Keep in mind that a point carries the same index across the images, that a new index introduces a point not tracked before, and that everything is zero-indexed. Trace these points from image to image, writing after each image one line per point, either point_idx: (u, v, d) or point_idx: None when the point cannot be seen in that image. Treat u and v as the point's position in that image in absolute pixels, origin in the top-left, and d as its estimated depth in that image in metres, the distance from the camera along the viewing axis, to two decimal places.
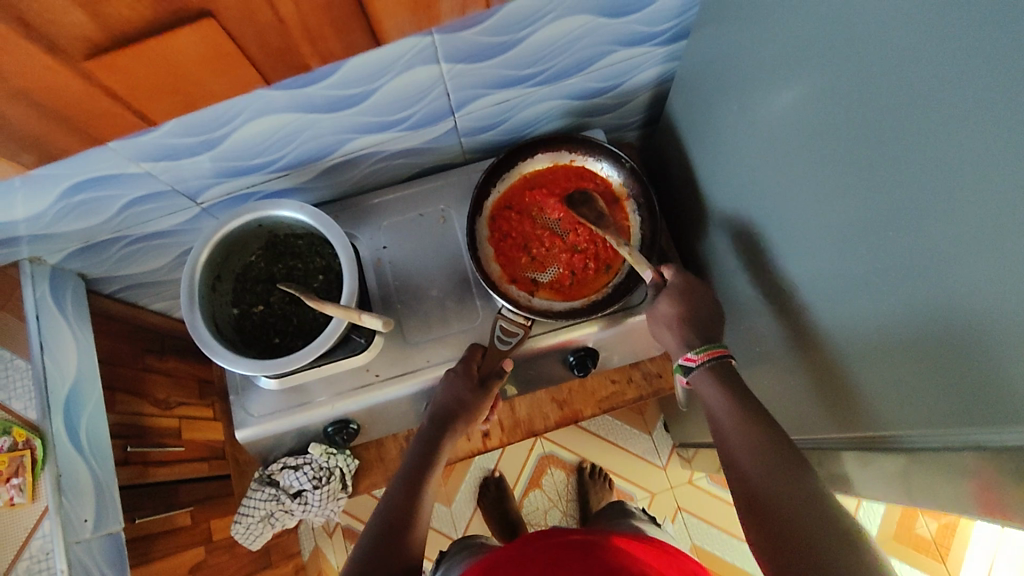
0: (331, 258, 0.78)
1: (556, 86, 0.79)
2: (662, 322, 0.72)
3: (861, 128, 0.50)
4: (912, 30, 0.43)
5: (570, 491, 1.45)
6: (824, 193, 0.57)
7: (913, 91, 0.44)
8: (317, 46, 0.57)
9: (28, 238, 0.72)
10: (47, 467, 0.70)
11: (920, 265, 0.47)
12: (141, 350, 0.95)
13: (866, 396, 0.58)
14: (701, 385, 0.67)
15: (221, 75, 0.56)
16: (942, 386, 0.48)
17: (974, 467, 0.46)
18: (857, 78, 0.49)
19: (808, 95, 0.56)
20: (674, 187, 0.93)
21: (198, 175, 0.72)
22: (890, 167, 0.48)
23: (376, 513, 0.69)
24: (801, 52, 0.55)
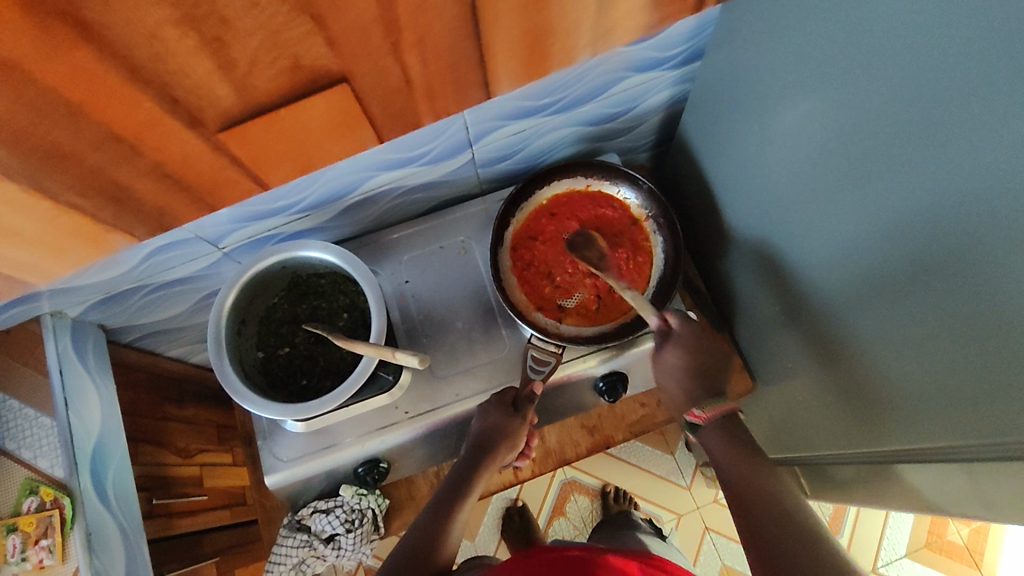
0: (355, 295, 0.77)
1: (571, 114, 0.79)
2: (668, 371, 0.74)
3: (891, 141, 0.50)
4: (940, 43, 0.43)
5: (595, 517, 1.42)
6: (855, 208, 0.57)
7: (945, 104, 0.44)
8: (433, 103, 0.62)
9: (48, 293, 0.71)
10: (76, 525, 0.68)
11: (962, 276, 0.47)
12: (161, 400, 0.93)
13: (909, 412, 0.57)
14: (707, 438, 0.70)
15: (339, 131, 0.61)
16: (992, 400, 0.47)
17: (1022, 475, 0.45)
18: (882, 92, 0.49)
19: (832, 113, 0.56)
20: (690, 206, 0.93)
21: (219, 221, 0.71)
22: (925, 179, 0.48)
23: (404, 535, 0.68)
24: (821, 70, 0.56)
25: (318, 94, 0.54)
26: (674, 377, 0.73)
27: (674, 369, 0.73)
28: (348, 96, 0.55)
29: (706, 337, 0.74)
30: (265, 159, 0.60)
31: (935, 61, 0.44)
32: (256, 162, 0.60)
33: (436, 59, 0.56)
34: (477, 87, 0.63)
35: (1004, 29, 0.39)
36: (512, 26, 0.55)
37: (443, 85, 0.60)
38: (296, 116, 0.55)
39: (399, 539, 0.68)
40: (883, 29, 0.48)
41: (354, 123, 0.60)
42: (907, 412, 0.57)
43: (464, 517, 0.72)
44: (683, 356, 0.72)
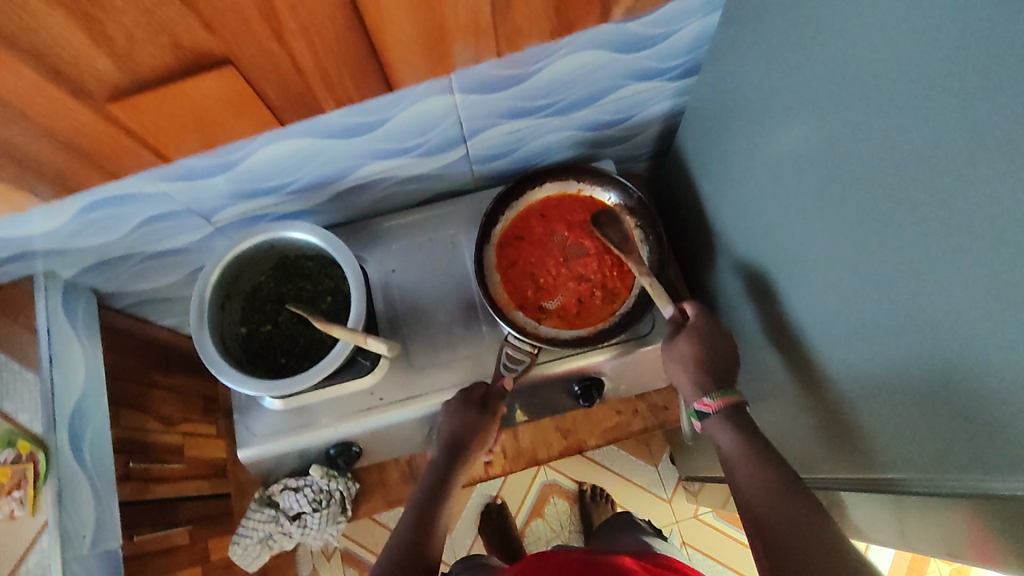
0: (339, 279, 0.78)
1: (567, 117, 0.80)
2: (677, 360, 0.73)
3: (857, 170, 0.50)
4: (902, 74, 0.43)
5: (573, 521, 1.43)
6: (829, 234, 0.57)
7: (903, 137, 0.44)
8: (332, 91, 0.60)
9: (43, 253, 0.74)
10: (49, 479, 0.70)
11: (916, 309, 0.46)
12: (147, 366, 0.95)
13: (868, 438, 0.57)
14: (718, 431, 0.68)
15: (241, 115, 0.60)
16: (936, 434, 0.47)
17: (965, 513, 0.46)
18: (850, 119, 0.49)
19: (811, 137, 0.56)
20: (683, 218, 0.93)
21: (212, 195, 0.73)
22: (885, 210, 0.47)
23: (388, 547, 0.69)
24: (802, 92, 0.55)
25: (211, 74, 0.53)
26: (681, 367, 0.72)
27: (683, 360, 0.71)
28: (239, 79, 0.55)
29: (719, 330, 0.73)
30: (165, 132, 0.59)
31: (897, 92, 0.44)
32: (156, 133, 0.59)
33: (325, 46, 0.54)
34: (376, 79, 0.61)
35: (964, 65, 0.38)
36: (406, 13, 0.53)
37: (342, 73, 0.58)
38: (185, 92, 0.55)
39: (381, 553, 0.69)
40: (856, 56, 0.47)
41: (252, 105, 0.59)
42: (868, 438, 0.57)
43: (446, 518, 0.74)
44: (694, 348, 0.71)
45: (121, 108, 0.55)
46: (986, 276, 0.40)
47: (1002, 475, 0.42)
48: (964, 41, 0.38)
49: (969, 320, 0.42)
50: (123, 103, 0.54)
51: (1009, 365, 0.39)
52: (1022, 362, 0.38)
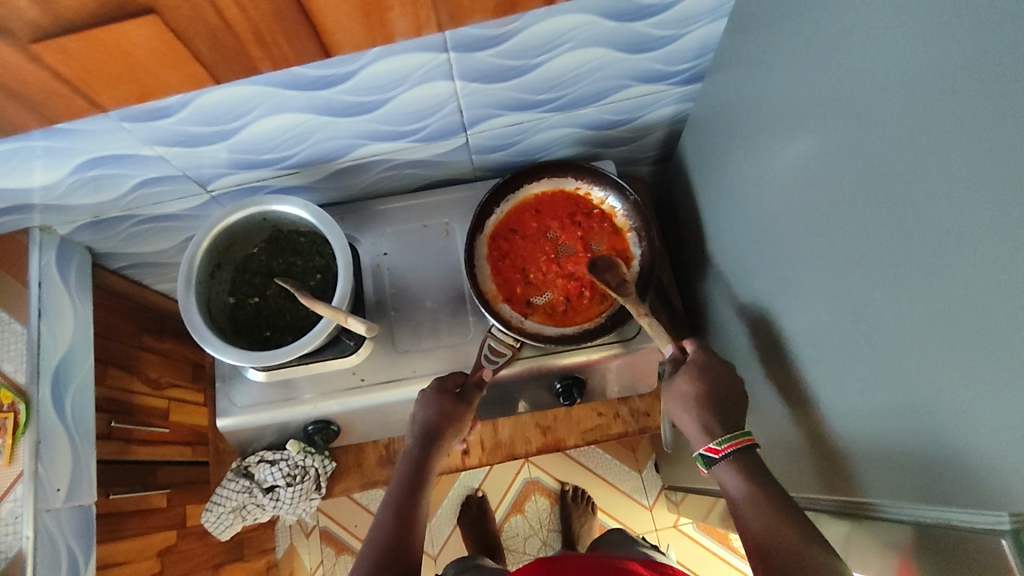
0: (330, 258, 0.78)
1: (570, 114, 0.80)
2: (680, 402, 0.68)
3: (854, 188, 0.49)
4: (910, 95, 0.42)
5: (552, 520, 1.43)
6: (815, 249, 0.56)
7: (904, 158, 0.43)
8: (269, 52, 0.56)
9: (41, 207, 0.75)
10: (28, 431, 0.71)
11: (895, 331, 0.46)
12: (139, 329, 0.96)
13: (847, 460, 0.56)
14: (727, 478, 0.62)
15: (175, 69, 0.55)
16: (918, 464, 0.47)
17: (946, 545, 0.45)
18: (854, 136, 0.49)
19: (805, 150, 0.56)
20: (682, 225, 0.92)
21: (212, 163, 0.74)
22: (878, 231, 0.47)
23: (368, 540, 0.67)
24: (807, 106, 0.55)
25: (134, 22, 0.49)
26: (685, 407, 0.67)
27: (685, 398, 0.67)
28: (166, 31, 0.51)
29: (722, 369, 0.69)
30: (97, 83, 0.55)
31: (902, 113, 0.43)
32: (87, 83, 0.55)
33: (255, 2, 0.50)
34: (312, 41, 0.56)
35: (969, 89, 0.38)
36: None
37: (275, 32, 0.54)
38: (114, 38, 0.50)
39: (359, 553, 0.65)
40: (866, 72, 0.47)
41: (185, 58, 0.54)
42: (848, 462, 0.56)
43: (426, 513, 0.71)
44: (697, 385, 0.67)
45: (48, 52, 0.50)
46: (970, 305, 0.39)
47: (978, 509, 0.41)
48: (973, 65, 0.37)
49: (952, 349, 0.41)
50: (49, 47, 0.50)
51: (986, 395, 0.39)
52: (999, 391, 0.38)
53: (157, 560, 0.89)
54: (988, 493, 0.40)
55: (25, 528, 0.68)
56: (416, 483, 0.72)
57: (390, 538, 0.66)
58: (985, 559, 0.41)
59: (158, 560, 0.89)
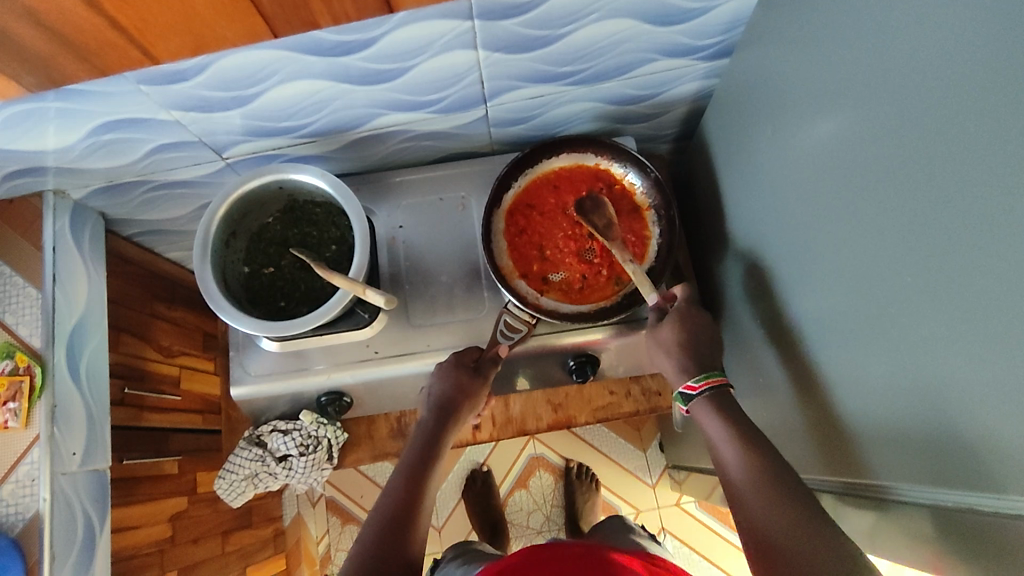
0: (346, 229, 0.78)
1: (592, 88, 0.78)
2: (660, 346, 0.71)
3: (876, 172, 0.48)
4: (938, 79, 0.41)
5: (555, 495, 1.44)
6: (836, 232, 0.56)
7: (930, 143, 0.42)
8: (332, 6, 0.53)
9: (55, 169, 0.74)
10: (43, 395, 0.71)
11: (917, 316, 0.46)
12: (151, 297, 0.96)
13: (863, 443, 0.56)
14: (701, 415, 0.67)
15: (234, 21, 0.53)
16: (935, 449, 0.47)
17: (964, 529, 0.45)
18: (880, 117, 0.48)
19: (830, 130, 0.55)
20: (701, 204, 0.91)
21: (228, 129, 0.73)
22: (902, 216, 0.46)
23: (377, 506, 0.68)
24: (834, 86, 0.53)
25: None
26: (666, 352, 0.71)
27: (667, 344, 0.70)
28: None
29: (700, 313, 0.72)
30: (152, 34, 0.53)
31: (931, 97, 0.42)
32: (139, 32, 0.52)
33: None
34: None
35: (1001, 74, 0.37)
36: None
37: None
38: None
39: (365, 522, 0.66)
40: (896, 54, 0.45)
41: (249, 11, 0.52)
42: (860, 446, 0.56)
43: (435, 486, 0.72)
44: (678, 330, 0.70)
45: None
46: (994, 295, 0.39)
47: (998, 495, 0.41)
48: (1006, 47, 0.36)
49: (972, 339, 0.41)
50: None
51: (1005, 384, 0.39)
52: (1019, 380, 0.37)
53: (169, 525, 0.90)
54: (1005, 479, 0.40)
55: (42, 490, 0.69)
56: (427, 455, 0.72)
57: (399, 509, 0.66)
58: (1009, 546, 0.41)
59: (170, 525, 0.90)
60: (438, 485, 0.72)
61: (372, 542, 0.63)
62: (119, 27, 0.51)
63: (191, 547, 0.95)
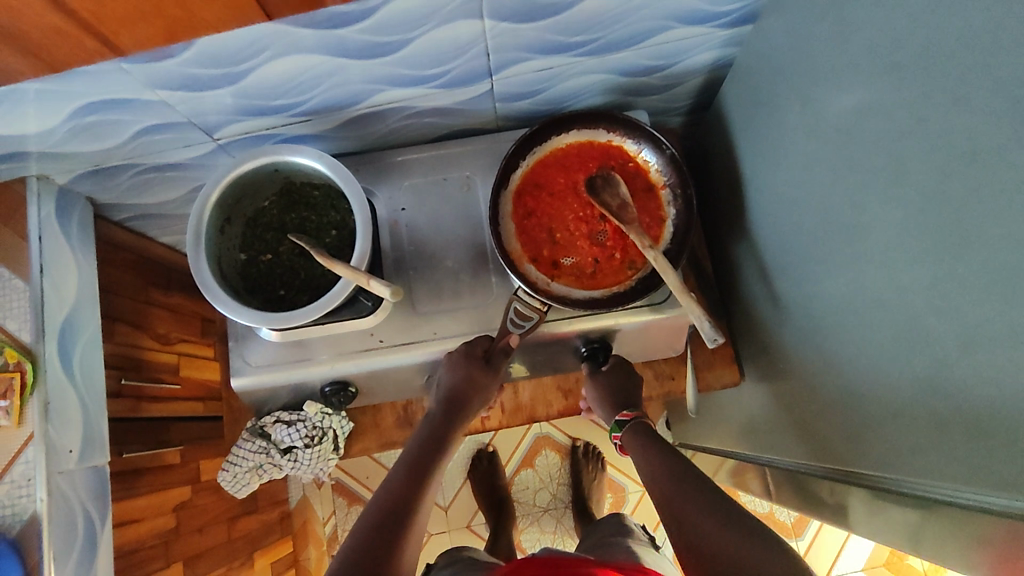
0: (346, 213, 0.74)
1: (604, 59, 0.73)
2: None
3: (918, 150, 0.45)
4: (997, 48, 0.37)
5: (562, 474, 1.44)
6: (868, 216, 0.52)
7: (986, 121, 0.38)
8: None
9: (38, 154, 0.70)
10: (36, 392, 0.68)
11: (961, 307, 0.43)
12: (145, 283, 0.93)
13: (872, 437, 0.57)
14: None
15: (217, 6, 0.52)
16: (958, 448, 0.46)
17: (990, 528, 0.45)
18: (922, 92, 0.44)
19: (863, 105, 0.51)
20: (718, 180, 0.87)
21: (218, 109, 0.68)
22: (949, 200, 0.42)
23: (376, 496, 0.67)
24: (869, 57, 0.49)
25: None
26: None
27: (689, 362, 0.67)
28: None
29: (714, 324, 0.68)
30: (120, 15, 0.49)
31: (986, 70, 0.38)
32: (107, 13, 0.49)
33: None
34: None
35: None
36: None
37: None
38: None
39: (365, 511, 0.65)
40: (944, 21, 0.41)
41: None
42: (894, 440, 0.54)
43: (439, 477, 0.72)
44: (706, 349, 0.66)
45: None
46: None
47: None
48: None
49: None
50: None
51: None
52: None
53: (173, 515, 0.89)
54: None
55: (39, 490, 0.66)
56: (433, 447, 0.72)
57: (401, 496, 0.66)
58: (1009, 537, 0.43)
59: (174, 516, 0.89)
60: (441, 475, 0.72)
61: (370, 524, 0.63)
62: None
63: (197, 536, 0.93)
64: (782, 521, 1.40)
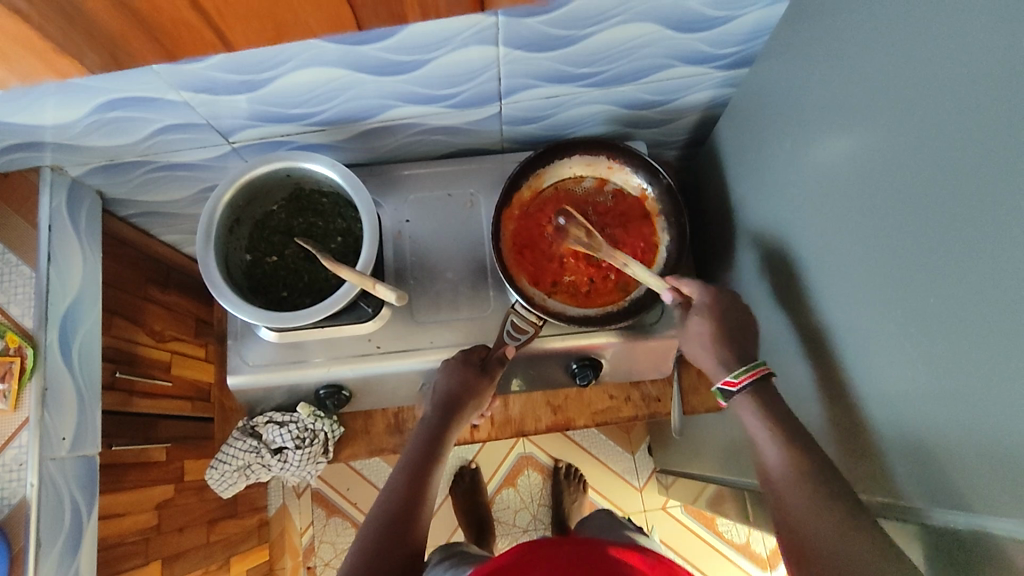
0: (353, 221, 0.77)
1: (607, 91, 0.78)
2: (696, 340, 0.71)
3: (898, 190, 0.48)
4: (964, 104, 0.41)
5: (543, 495, 1.44)
6: (848, 248, 0.56)
7: (957, 166, 0.42)
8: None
9: (53, 145, 0.72)
10: (34, 376, 0.69)
11: (933, 337, 0.46)
12: (144, 280, 0.94)
13: (892, 464, 0.54)
14: (741, 410, 0.65)
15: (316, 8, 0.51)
16: (939, 469, 0.48)
17: (958, 547, 0.47)
18: (899, 137, 0.48)
19: (846, 148, 0.55)
20: (710, 212, 0.91)
21: (234, 114, 0.71)
22: (923, 237, 0.46)
23: (377, 505, 0.68)
24: (853, 102, 0.53)
25: None
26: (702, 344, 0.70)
27: (701, 336, 0.70)
28: None
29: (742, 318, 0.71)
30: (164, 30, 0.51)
31: (955, 121, 0.42)
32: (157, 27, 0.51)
33: None
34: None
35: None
36: None
37: None
38: None
39: (365, 521, 0.67)
40: (921, 73, 0.45)
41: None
42: (880, 462, 0.56)
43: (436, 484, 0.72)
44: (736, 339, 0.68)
45: None
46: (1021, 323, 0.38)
47: (996, 515, 0.43)
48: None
49: (995, 365, 0.41)
50: None
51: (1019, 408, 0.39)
52: None
53: (156, 512, 0.89)
54: (1005, 500, 0.42)
55: (29, 475, 0.67)
56: (430, 455, 0.73)
57: (400, 505, 0.67)
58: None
59: (156, 513, 0.89)
60: (438, 480, 0.73)
61: (374, 537, 0.65)
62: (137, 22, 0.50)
63: (178, 535, 0.93)
64: (757, 552, 1.42)
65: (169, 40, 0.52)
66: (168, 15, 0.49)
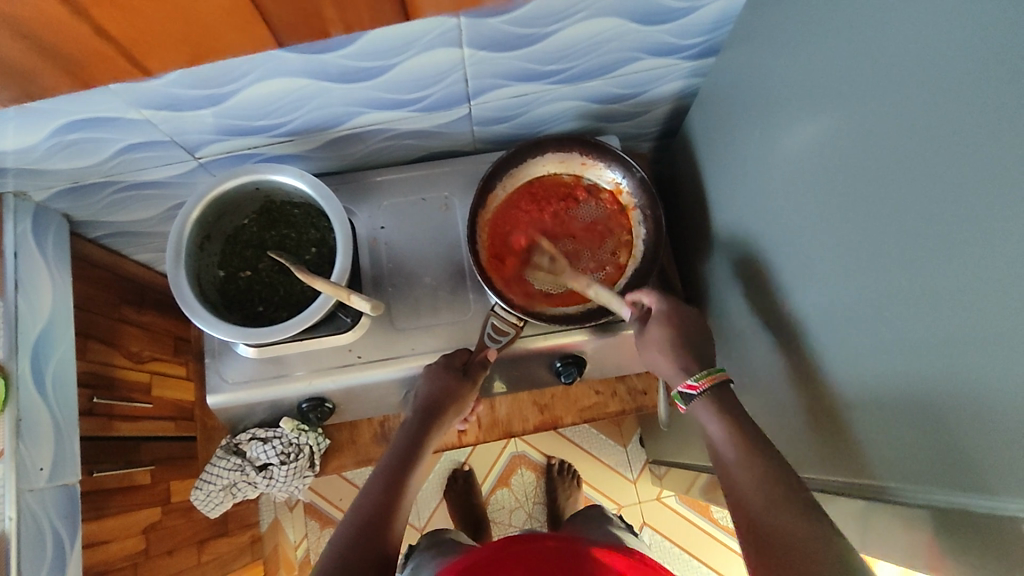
0: (326, 231, 0.76)
1: (576, 87, 0.77)
2: (654, 346, 0.71)
3: (868, 175, 0.49)
4: (927, 86, 0.42)
5: (537, 492, 1.44)
6: (821, 234, 0.56)
7: (927, 145, 0.42)
8: (345, 11, 0.50)
9: (15, 171, 0.70)
10: (7, 408, 0.68)
11: (909, 319, 0.46)
12: (119, 301, 0.92)
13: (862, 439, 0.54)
14: (704, 416, 0.65)
15: (239, 31, 0.50)
16: (912, 449, 0.48)
17: (930, 524, 0.48)
18: (866, 123, 0.48)
19: (815, 135, 0.55)
20: (686, 202, 0.91)
21: (199, 129, 0.70)
22: (893, 221, 0.46)
23: (352, 508, 0.68)
24: (820, 88, 0.53)
25: None
26: (659, 350, 0.70)
27: (659, 342, 0.70)
28: None
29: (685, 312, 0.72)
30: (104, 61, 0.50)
31: (920, 106, 0.42)
32: (94, 58, 0.50)
33: None
34: (394, 2, 0.51)
35: (1004, 81, 0.36)
36: None
37: None
38: None
39: (339, 525, 0.66)
40: (887, 56, 0.45)
41: (252, 16, 0.49)
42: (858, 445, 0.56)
43: (415, 487, 0.72)
44: (667, 328, 0.70)
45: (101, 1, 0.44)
46: (995, 299, 0.38)
47: (969, 490, 0.43)
48: (990, 56, 0.37)
49: (969, 342, 0.41)
50: None
51: (993, 386, 0.39)
52: (1005, 381, 0.38)
53: (144, 537, 0.87)
54: (979, 477, 0.42)
55: (8, 508, 0.66)
56: (409, 458, 0.72)
57: (375, 509, 0.67)
58: (1013, 548, 0.40)
59: (144, 537, 0.87)
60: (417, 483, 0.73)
61: (346, 539, 0.64)
62: (68, 54, 0.49)
63: (168, 558, 0.92)
64: None
65: (116, 65, 0.51)
66: (81, 42, 0.48)
